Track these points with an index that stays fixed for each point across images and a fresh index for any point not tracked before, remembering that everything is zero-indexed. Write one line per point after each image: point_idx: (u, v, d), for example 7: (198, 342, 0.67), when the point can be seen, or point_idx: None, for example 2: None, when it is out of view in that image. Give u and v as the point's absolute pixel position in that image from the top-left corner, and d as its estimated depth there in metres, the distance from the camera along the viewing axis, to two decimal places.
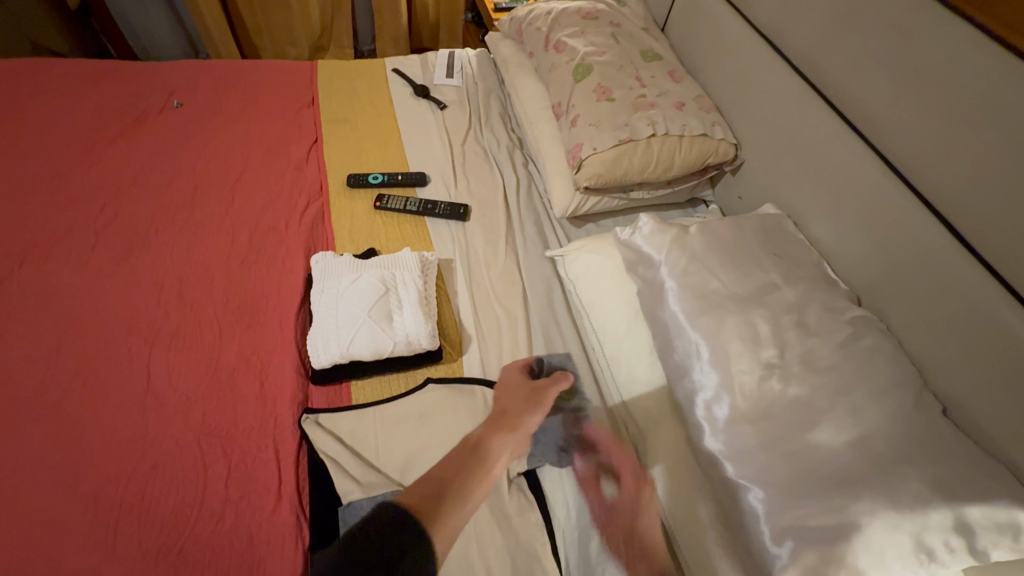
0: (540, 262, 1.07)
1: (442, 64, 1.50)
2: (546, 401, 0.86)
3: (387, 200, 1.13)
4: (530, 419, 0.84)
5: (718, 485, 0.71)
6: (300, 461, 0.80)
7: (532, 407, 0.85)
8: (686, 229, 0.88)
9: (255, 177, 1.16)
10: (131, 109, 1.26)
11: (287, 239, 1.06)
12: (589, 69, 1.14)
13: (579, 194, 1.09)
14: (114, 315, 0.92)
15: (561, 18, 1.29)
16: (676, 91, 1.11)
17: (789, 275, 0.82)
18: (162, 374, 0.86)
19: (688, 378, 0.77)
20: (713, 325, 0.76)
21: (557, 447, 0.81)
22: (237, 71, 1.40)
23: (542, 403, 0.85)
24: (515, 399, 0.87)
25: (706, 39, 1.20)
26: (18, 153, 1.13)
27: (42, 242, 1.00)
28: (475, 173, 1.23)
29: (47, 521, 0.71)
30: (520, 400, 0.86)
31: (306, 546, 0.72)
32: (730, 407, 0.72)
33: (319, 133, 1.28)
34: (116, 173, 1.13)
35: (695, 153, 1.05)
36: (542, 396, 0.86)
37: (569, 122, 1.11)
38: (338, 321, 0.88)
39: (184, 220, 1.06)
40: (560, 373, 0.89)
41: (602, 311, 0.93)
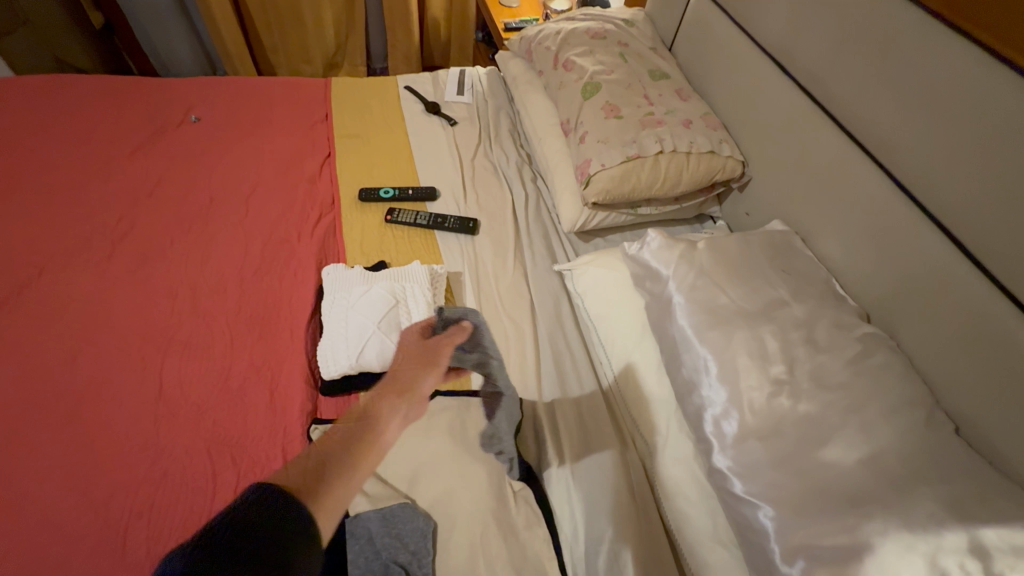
0: (548, 276, 1.07)
1: (453, 82, 1.53)
2: (442, 359, 0.77)
3: (397, 213, 1.15)
4: (423, 384, 0.74)
5: (727, 502, 0.71)
6: None
7: (427, 367, 0.76)
8: (695, 244, 0.88)
9: (269, 190, 1.19)
10: (151, 124, 1.29)
11: (299, 251, 1.07)
12: (597, 87, 1.17)
13: (587, 209, 1.10)
14: (129, 324, 0.94)
15: (570, 38, 1.32)
16: (684, 108, 1.13)
17: (797, 291, 0.82)
18: (175, 382, 0.87)
19: (696, 393, 0.76)
20: (721, 339, 0.76)
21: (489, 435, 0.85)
22: (254, 87, 1.44)
23: (438, 358, 0.77)
24: (412, 359, 0.78)
25: (713, 59, 1.22)
26: (41, 165, 1.16)
27: (61, 252, 1.03)
28: (485, 187, 1.25)
29: (58, 528, 0.72)
30: (414, 361, 0.77)
31: None
32: (738, 422, 0.71)
33: (332, 148, 1.31)
34: (135, 186, 1.16)
35: (703, 170, 1.06)
36: (437, 350, 0.78)
37: (578, 138, 1.13)
38: (349, 332, 0.89)
39: (199, 232, 1.09)
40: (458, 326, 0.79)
41: (610, 325, 0.94)
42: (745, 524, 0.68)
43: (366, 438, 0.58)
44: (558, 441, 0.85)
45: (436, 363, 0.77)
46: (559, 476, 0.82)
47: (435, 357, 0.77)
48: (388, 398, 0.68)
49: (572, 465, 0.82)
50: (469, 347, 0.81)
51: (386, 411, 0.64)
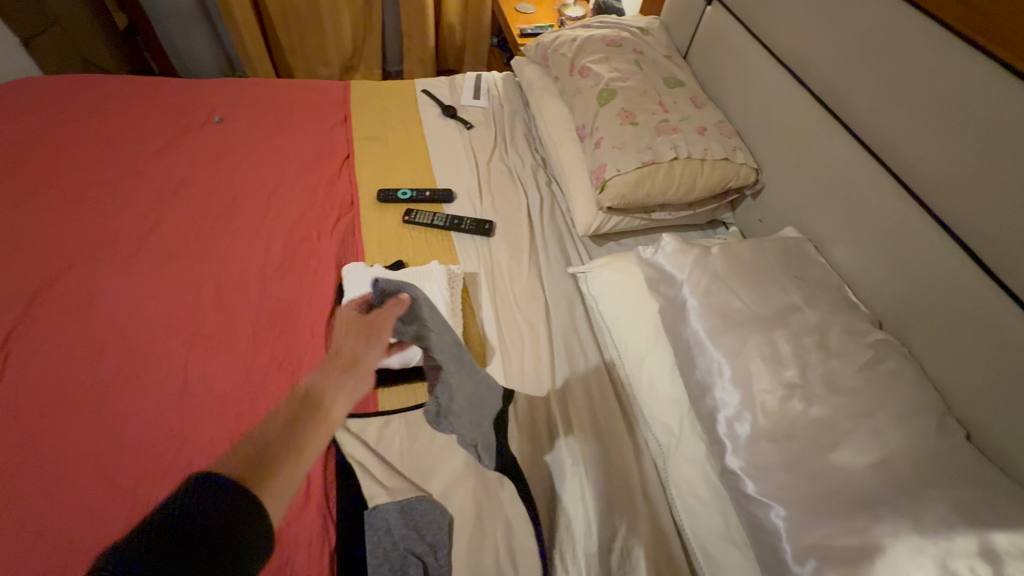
0: (562, 278, 1.09)
1: (469, 86, 1.56)
2: (384, 329, 0.75)
3: (415, 214, 1.17)
4: (370, 353, 0.70)
5: (738, 503, 0.72)
6: (327, 465, 0.81)
7: (370, 339, 0.73)
8: (709, 249, 0.90)
9: (290, 190, 1.21)
10: (176, 124, 1.33)
11: (319, 249, 1.10)
12: (613, 94, 1.19)
13: (602, 213, 1.12)
14: (155, 317, 0.96)
15: (586, 45, 1.34)
16: (698, 116, 1.15)
17: (810, 297, 0.83)
18: (199, 374, 0.89)
19: (709, 395, 0.78)
20: (734, 343, 0.78)
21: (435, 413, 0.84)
22: (275, 89, 1.47)
23: (378, 329, 0.75)
24: (352, 336, 0.75)
25: (727, 67, 1.24)
26: (70, 162, 1.20)
27: (90, 247, 1.06)
28: (500, 190, 1.27)
29: (88, 513, 0.74)
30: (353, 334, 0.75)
31: (332, 548, 0.73)
32: (752, 425, 0.72)
33: (351, 150, 1.34)
34: (161, 183, 1.19)
35: (717, 176, 1.08)
36: (378, 322, 0.76)
37: (594, 143, 1.15)
38: None
39: (223, 229, 1.11)
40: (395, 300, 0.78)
41: (624, 328, 0.95)
42: (757, 524, 0.69)
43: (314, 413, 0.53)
44: (572, 440, 0.85)
45: (380, 333, 0.75)
46: (574, 474, 0.83)
47: (377, 327, 0.75)
48: (333, 375, 0.62)
49: (586, 464, 0.83)
50: (407, 319, 0.80)
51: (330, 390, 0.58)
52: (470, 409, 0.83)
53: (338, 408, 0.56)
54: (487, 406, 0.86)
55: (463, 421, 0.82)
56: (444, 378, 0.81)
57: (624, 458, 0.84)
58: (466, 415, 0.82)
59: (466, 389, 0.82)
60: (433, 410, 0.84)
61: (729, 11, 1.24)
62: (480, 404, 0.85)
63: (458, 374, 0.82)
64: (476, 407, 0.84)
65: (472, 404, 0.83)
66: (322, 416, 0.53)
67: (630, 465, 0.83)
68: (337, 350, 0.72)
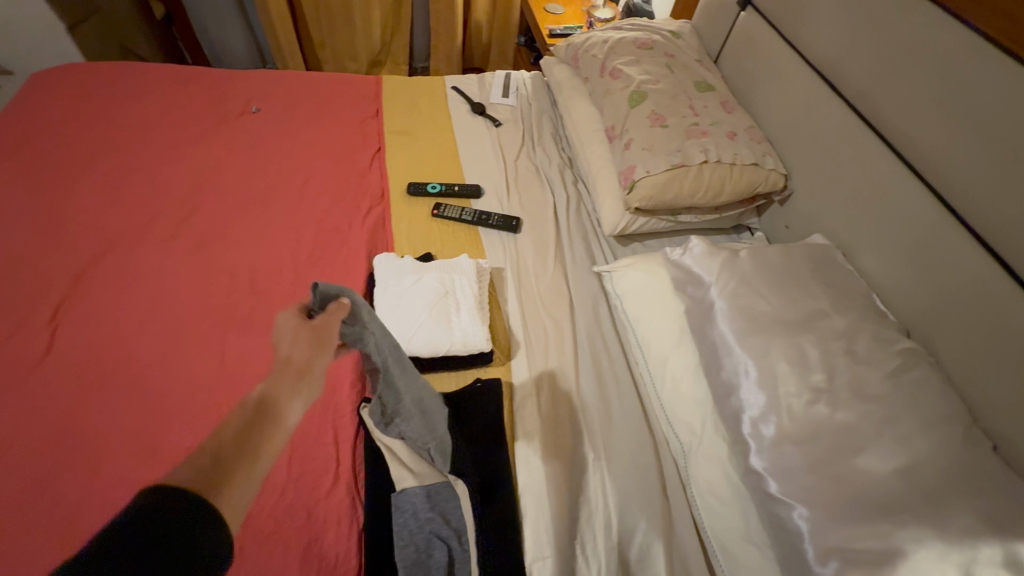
0: (587, 277, 1.10)
1: (498, 84, 1.58)
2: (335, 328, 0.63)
3: (444, 208, 1.19)
4: (324, 357, 0.59)
5: (761, 503, 0.73)
6: (357, 448, 0.85)
7: (320, 340, 0.60)
8: (737, 253, 0.91)
9: (322, 180, 1.24)
10: (215, 113, 1.37)
11: (350, 239, 1.12)
12: (644, 96, 1.20)
13: (629, 214, 1.13)
14: (193, 299, 1.00)
15: (617, 47, 1.35)
16: (729, 120, 1.15)
17: (838, 303, 0.83)
18: (235, 355, 0.93)
19: (733, 396, 0.79)
20: (760, 346, 0.79)
21: (380, 414, 0.76)
22: (310, 81, 1.50)
23: (330, 330, 0.62)
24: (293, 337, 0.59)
25: (758, 73, 1.24)
26: (114, 146, 1.24)
27: (131, 228, 1.10)
28: (527, 187, 1.29)
29: (129, 482, 0.78)
30: (298, 336, 0.60)
31: (360, 527, 0.77)
32: (777, 426, 0.73)
33: (382, 143, 1.36)
34: (199, 170, 1.23)
35: (745, 181, 1.09)
36: (329, 323, 0.63)
37: (623, 144, 1.16)
38: (400, 319, 0.92)
39: (258, 216, 1.15)
40: (339, 301, 0.65)
41: (648, 327, 0.96)
42: (776, 525, 0.70)
43: (269, 423, 0.49)
44: (595, 436, 0.88)
45: (329, 339, 0.61)
46: (596, 470, 0.85)
47: (327, 328, 0.62)
48: (287, 380, 0.55)
49: (607, 461, 0.85)
50: (351, 319, 0.68)
51: (288, 396, 0.53)
52: (418, 411, 0.77)
53: (294, 412, 0.53)
54: (432, 405, 0.80)
55: (417, 424, 0.77)
56: (389, 383, 0.73)
57: (645, 456, 0.86)
58: (417, 417, 0.76)
59: (411, 392, 0.76)
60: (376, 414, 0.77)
61: (763, 17, 1.24)
62: (425, 405, 0.79)
63: (400, 378, 0.75)
64: (425, 408, 0.79)
65: (419, 406, 0.77)
66: (276, 420, 0.50)
67: (649, 462, 0.85)
68: (282, 357, 0.58)
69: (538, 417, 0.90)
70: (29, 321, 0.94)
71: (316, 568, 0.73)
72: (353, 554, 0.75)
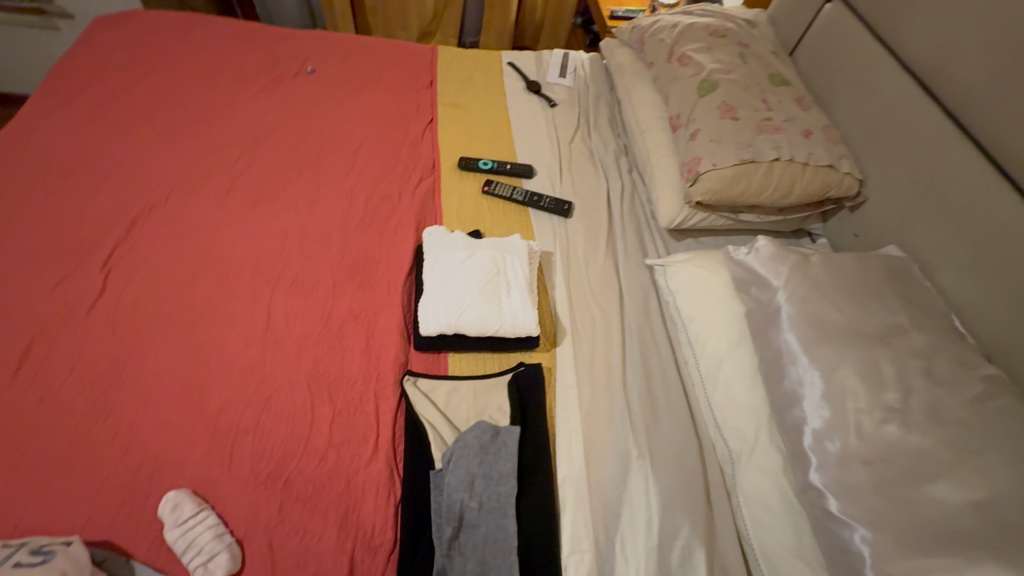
0: (639, 269, 1.06)
1: (556, 64, 1.52)
2: None
3: (495, 186, 1.16)
4: None
5: (818, 520, 0.69)
6: (397, 418, 0.83)
7: None
8: (808, 257, 0.86)
9: (374, 147, 1.22)
10: (271, 71, 1.35)
11: (400, 210, 1.10)
12: (715, 85, 1.14)
13: (688, 208, 1.09)
14: (242, 256, 0.99)
15: (687, 32, 1.29)
16: (805, 118, 1.09)
17: (917, 320, 0.78)
18: (281, 315, 0.92)
19: (795, 407, 0.75)
20: (831, 358, 0.74)
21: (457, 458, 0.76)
22: (365, 46, 1.47)
23: None
24: None
25: (839, 69, 1.16)
26: (171, 97, 1.24)
27: (185, 180, 1.09)
28: (581, 172, 1.25)
29: (175, 431, 0.79)
30: None
31: (398, 498, 0.76)
32: (842, 442, 0.69)
33: (435, 114, 1.33)
34: (253, 127, 1.22)
35: (817, 183, 1.02)
36: None
37: (688, 135, 1.11)
38: (450, 294, 0.90)
39: (309, 178, 1.13)
40: None
41: (702, 327, 0.92)
42: (834, 546, 0.67)
43: None
44: (639, 433, 0.85)
45: None
46: (639, 466, 0.82)
47: None
48: None
49: (652, 458, 0.82)
50: None
51: None
52: (482, 552, 0.71)
53: None
54: (497, 565, 0.70)
55: (470, 563, 0.70)
56: (482, 508, 0.74)
57: (692, 459, 0.82)
58: (473, 559, 0.70)
59: (494, 525, 0.73)
60: (435, 503, 0.74)
61: (851, 10, 1.16)
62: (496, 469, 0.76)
63: (495, 508, 0.74)
64: (489, 561, 0.70)
65: (485, 545, 0.71)
66: None
67: (696, 465, 0.81)
68: None
69: (582, 407, 0.88)
70: (85, 262, 0.94)
71: (354, 535, 0.73)
72: (390, 524, 0.74)
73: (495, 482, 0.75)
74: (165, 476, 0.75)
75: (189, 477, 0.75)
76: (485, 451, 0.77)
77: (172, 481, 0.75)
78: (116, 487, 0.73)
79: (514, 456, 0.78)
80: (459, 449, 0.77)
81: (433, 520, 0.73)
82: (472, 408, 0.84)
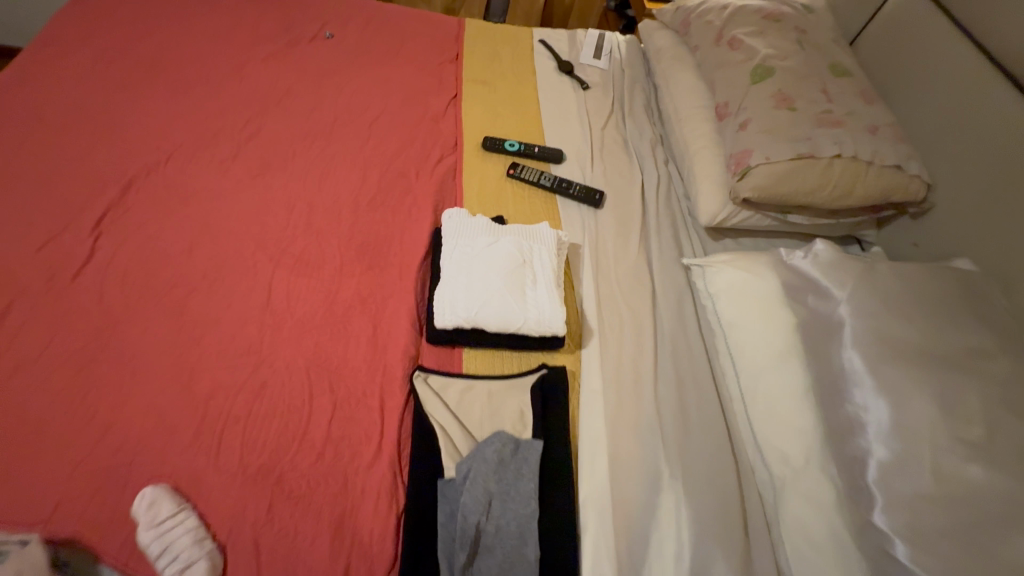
0: (674, 268, 0.97)
1: (591, 44, 1.42)
2: None
3: (521, 169, 1.07)
4: None
5: (879, 566, 0.60)
6: (404, 417, 0.75)
7: None
8: (872, 266, 0.77)
9: (392, 121, 1.13)
10: (286, 33, 1.26)
11: (416, 188, 1.01)
12: (769, 72, 1.03)
13: (732, 204, 0.99)
14: (244, 228, 0.91)
15: (738, 14, 1.18)
16: (869, 112, 0.98)
17: (1001, 344, 0.69)
18: (282, 295, 0.83)
19: (858, 436, 0.66)
20: (903, 382, 0.65)
21: (468, 473, 0.67)
22: (388, 13, 1.38)
23: None
24: None
25: (908, 61, 1.05)
26: (178, 55, 1.15)
27: (188, 143, 1.01)
28: (614, 159, 1.15)
29: (158, 417, 0.71)
30: None
31: (400, 508, 0.68)
32: (914, 480, 0.60)
33: (459, 90, 1.24)
34: (264, 91, 1.13)
35: (881, 186, 0.92)
36: None
37: (737, 124, 1.01)
38: (469, 284, 0.80)
39: (321, 149, 1.05)
40: None
41: (744, 337, 0.82)
42: None
43: None
44: (672, 451, 0.76)
45: None
46: (671, 488, 0.73)
47: None
48: None
49: (686, 478, 0.73)
50: None
51: None
52: None
53: None
54: None
55: None
56: (499, 532, 0.66)
57: (730, 483, 0.73)
58: None
59: (514, 553, 0.65)
60: (444, 514, 0.66)
61: None
62: (514, 487, 0.68)
63: (514, 533, 0.66)
64: None
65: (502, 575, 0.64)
66: None
67: (734, 491, 0.72)
68: None
69: (607, 416, 0.79)
70: (72, 225, 0.86)
71: (350, 547, 0.65)
72: (390, 537, 0.66)
73: (514, 503, 0.67)
74: (143, 466, 0.67)
75: (170, 470, 0.67)
76: (504, 467, 0.69)
77: (151, 473, 0.67)
78: (88, 475, 0.66)
79: (535, 473, 0.70)
80: (473, 462, 0.68)
81: (442, 535, 0.65)
82: (488, 415, 0.75)
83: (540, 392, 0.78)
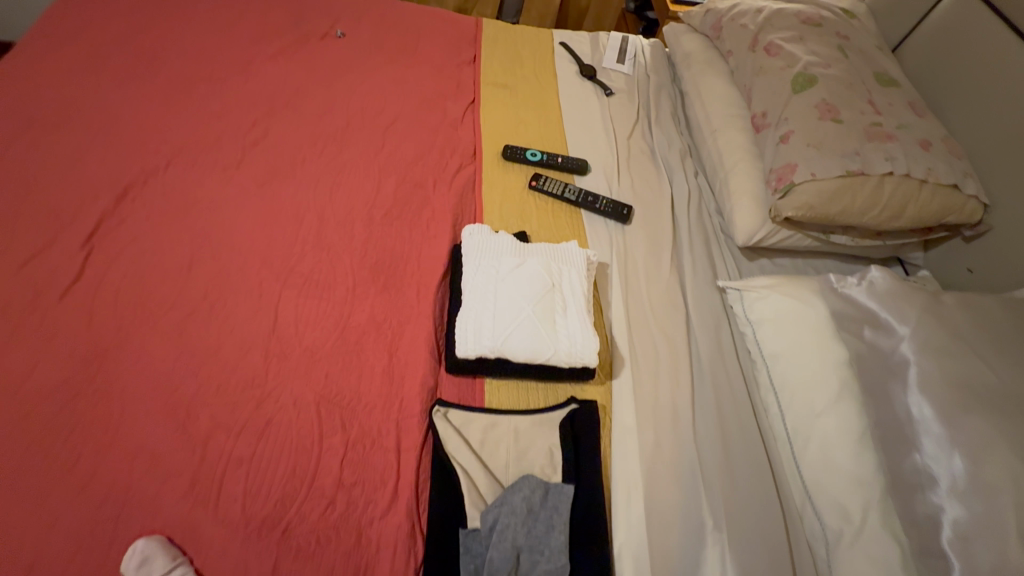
0: (708, 291, 0.91)
1: (614, 47, 1.35)
2: None
3: (544, 181, 1.00)
4: None
5: None
6: (423, 457, 0.69)
7: None
8: (938, 296, 0.71)
9: (406, 127, 1.06)
10: (295, 31, 1.19)
11: (433, 202, 0.95)
12: (812, 80, 0.96)
13: (772, 224, 0.92)
14: (249, 243, 0.84)
15: (775, 18, 1.11)
16: (922, 126, 0.91)
17: None
18: (289, 318, 0.77)
19: (929, 492, 0.59)
20: (986, 433, 0.58)
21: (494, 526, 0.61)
22: (402, 11, 1.31)
23: None
24: None
25: (961, 72, 0.98)
26: (181, 53, 1.08)
27: (190, 148, 0.94)
28: (640, 171, 1.09)
29: (152, 458, 0.64)
30: None
31: (418, 563, 0.62)
32: (999, 551, 0.53)
33: (477, 94, 1.17)
34: (272, 93, 1.06)
35: (935, 206, 0.86)
36: None
37: (778, 137, 0.94)
38: (494, 310, 0.74)
39: (332, 157, 0.98)
40: None
41: (790, 370, 0.75)
42: None
43: None
44: (716, 498, 0.70)
45: None
46: (716, 541, 0.67)
47: None
48: None
49: (732, 530, 0.67)
50: None
51: None
52: None
53: None
54: None
55: None
56: None
57: (779, 537, 0.67)
58: None
59: None
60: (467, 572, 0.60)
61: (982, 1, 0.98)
62: (544, 542, 0.62)
63: None
64: None
65: None
66: None
67: (785, 547, 0.66)
68: None
69: (642, 458, 0.72)
70: (62, 237, 0.80)
71: None
72: None
73: (544, 559, 0.61)
74: (135, 514, 0.61)
75: (164, 519, 0.61)
76: (533, 517, 0.63)
77: (144, 522, 0.61)
78: (74, 524, 0.60)
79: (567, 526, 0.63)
80: (501, 514, 0.62)
81: None
82: (514, 456, 0.69)
83: (569, 431, 0.71)
